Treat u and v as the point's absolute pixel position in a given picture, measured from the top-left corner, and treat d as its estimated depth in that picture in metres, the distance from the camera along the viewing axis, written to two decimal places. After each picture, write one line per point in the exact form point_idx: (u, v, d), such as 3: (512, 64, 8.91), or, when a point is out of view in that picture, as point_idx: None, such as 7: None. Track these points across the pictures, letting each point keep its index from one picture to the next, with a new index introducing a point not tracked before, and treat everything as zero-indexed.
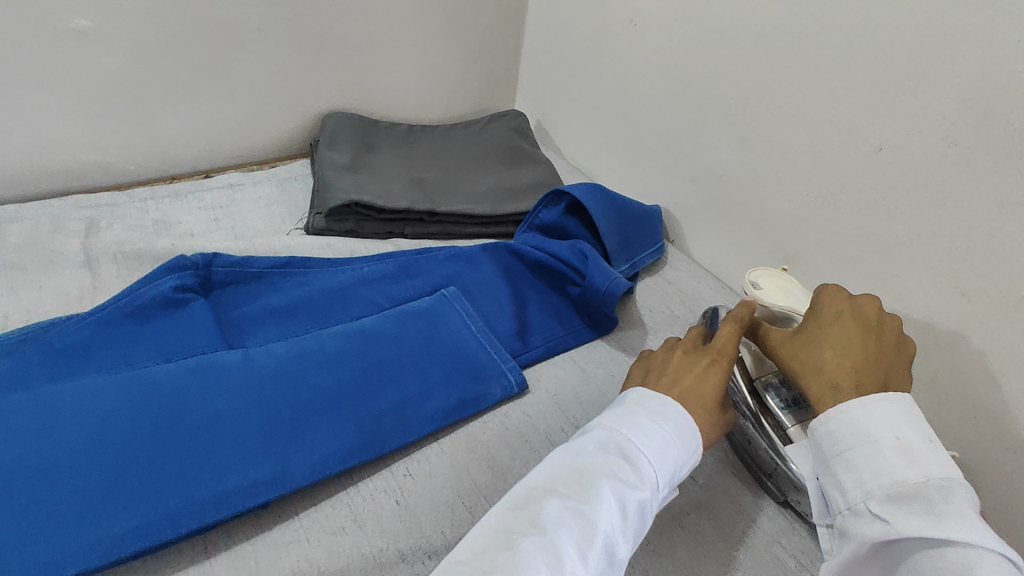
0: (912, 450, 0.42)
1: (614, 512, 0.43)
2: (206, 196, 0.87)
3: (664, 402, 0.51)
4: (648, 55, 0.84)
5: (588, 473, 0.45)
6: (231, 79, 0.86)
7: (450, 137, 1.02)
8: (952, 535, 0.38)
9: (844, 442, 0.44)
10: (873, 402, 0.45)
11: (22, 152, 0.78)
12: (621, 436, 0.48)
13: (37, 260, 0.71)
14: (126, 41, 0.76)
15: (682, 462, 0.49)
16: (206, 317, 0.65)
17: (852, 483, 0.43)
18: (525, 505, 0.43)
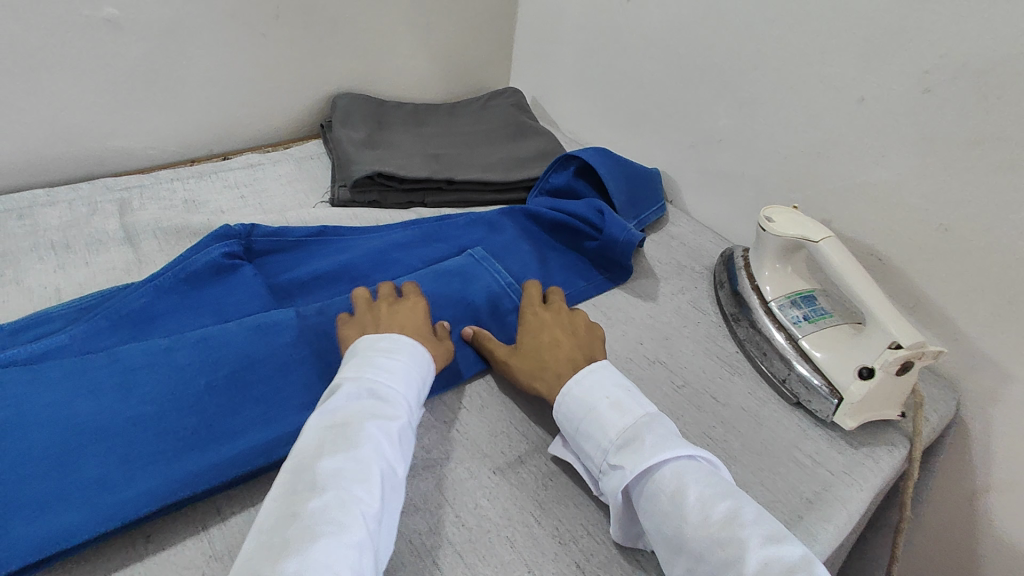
0: (621, 403, 0.54)
1: (378, 447, 0.48)
2: (229, 175, 0.90)
3: (396, 342, 0.58)
4: (648, 31, 0.92)
5: (347, 424, 0.49)
6: (249, 62, 0.91)
7: (455, 115, 1.07)
8: (660, 454, 0.49)
9: (575, 415, 0.55)
10: (584, 375, 0.57)
11: (55, 136, 0.81)
12: (366, 380, 0.53)
13: (83, 239, 0.75)
14: (153, 26, 0.81)
15: (418, 387, 0.57)
16: (256, 282, 0.69)
17: (592, 446, 0.53)
18: (305, 468, 0.46)
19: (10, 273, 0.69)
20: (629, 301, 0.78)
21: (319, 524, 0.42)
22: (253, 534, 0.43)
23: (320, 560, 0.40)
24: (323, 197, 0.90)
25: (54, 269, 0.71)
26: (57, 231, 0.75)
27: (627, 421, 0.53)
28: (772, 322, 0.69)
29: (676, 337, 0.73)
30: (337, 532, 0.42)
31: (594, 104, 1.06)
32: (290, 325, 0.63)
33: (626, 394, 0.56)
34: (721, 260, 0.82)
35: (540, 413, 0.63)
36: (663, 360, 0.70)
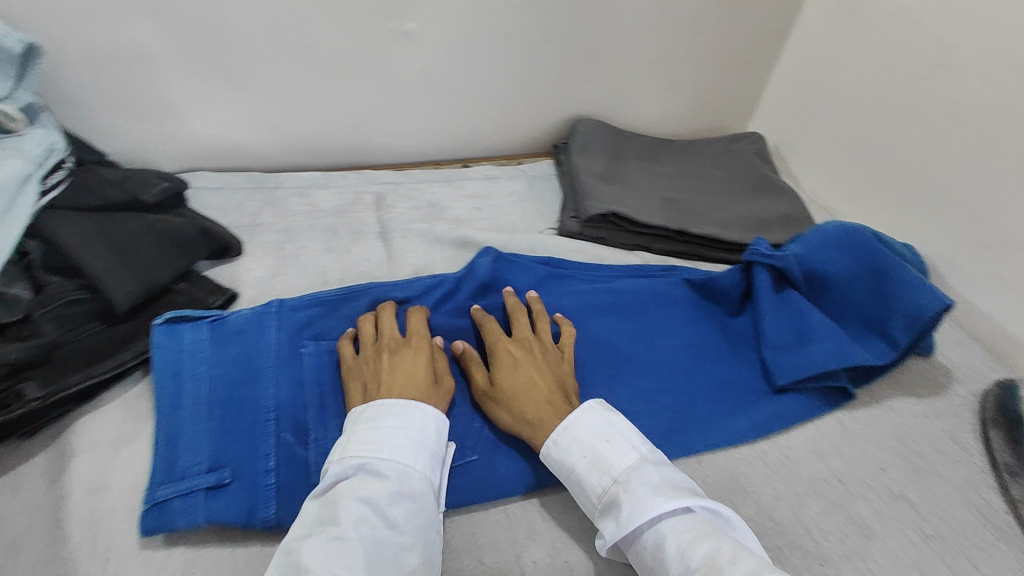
0: (596, 457, 0.53)
1: (360, 524, 0.46)
2: (469, 184, 0.95)
3: (377, 409, 0.54)
4: (954, 103, 0.78)
5: (332, 503, 0.48)
6: (508, 83, 0.94)
7: (691, 154, 1.02)
8: (648, 515, 0.48)
9: (558, 470, 0.55)
10: (567, 429, 0.55)
11: (338, 128, 0.92)
12: (346, 455, 0.51)
13: (347, 228, 0.84)
14: (442, 42, 0.86)
15: (427, 446, 0.53)
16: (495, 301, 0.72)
17: (590, 502, 0.52)
18: (291, 552, 0.45)
19: (290, 250, 0.79)
20: (872, 414, 0.68)
21: None
22: None
23: None
24: (551, 223, 0.91)
25: (325, 251, 0.80)
26: (329, 216, 0.85)
27: (609, 482, 0.51)
28: None
29: (929, 475, 0.63)
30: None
31: (855, 169, 0.95)
32: None
33: (584, 435, 0.54)
34: (996, 392, 0.70)
35: (761, 521, 0.58)
36: (911, 497, 0.61)
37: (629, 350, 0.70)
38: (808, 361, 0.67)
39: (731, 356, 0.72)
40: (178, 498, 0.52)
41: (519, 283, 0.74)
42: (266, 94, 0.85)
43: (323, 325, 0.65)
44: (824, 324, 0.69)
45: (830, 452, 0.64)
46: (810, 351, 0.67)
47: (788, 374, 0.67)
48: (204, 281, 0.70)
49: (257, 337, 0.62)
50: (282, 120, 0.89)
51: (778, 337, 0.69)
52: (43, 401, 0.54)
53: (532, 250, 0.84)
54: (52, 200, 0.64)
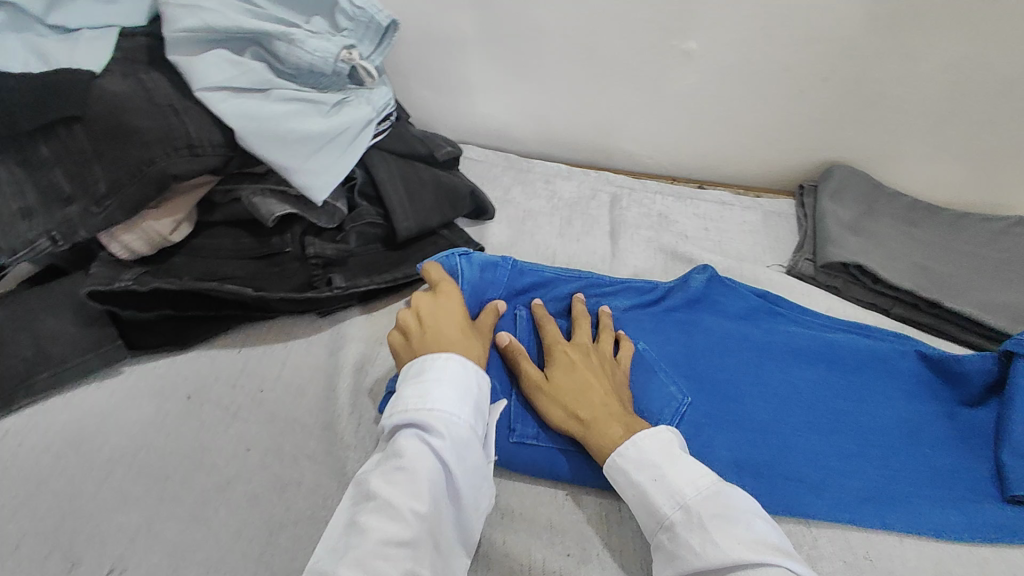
0: (665, 480, 0.50)
1: (421, 460, 0.48)
2: (702, 205, 0.96)
3: (426, 363, 0.53)
4: None
5: (393, 442, 0.50)
6: (769, 115, 0.94)
7: (960, 227, 0.91)
8: (722, 554, 0.45)
9: (621, 489, 0.53)
10: (633, 442, 0.53)
11: (593, 128, 1.00)
12: (397, 395, 0.52)
13: (581, 219, 0.91)
14: (717, 66, 0.89)
15: (475, 390, 0.53)
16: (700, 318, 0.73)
17: (656, 526, 0.50)
18: (361, 483, 0.48)
19: (529, 225, 0.89)
20: None
21: (372, 524, 0.45)
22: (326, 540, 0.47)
23: (373, 556, 0.44)
24: (779, 259, 0.89)
25: (558, 235, 0.89)
26: (568, 205, 0.93)
27: (674, 514, 0.49)
28: None
29: None
30: (389, 527, 0.45)
31: None
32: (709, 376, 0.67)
33: (659, 460, 0.51)
34: None
35: None
36: None
37: (836, 405, 0.66)
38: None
39: (956, 448, 0.64)
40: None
41: (731, 308, 0.74)
42: (543, 88, 0.96)
43: (539, 296, 0.72)
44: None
45: None
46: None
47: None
48: (461, 232, 0.82)
49: (482, 288, 0.69)
50: (548, 112, 1.00)
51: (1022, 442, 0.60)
52: (342, 292, 0.70)
53: (755, 281, 0.83)
54: (377, 143, 0.79)
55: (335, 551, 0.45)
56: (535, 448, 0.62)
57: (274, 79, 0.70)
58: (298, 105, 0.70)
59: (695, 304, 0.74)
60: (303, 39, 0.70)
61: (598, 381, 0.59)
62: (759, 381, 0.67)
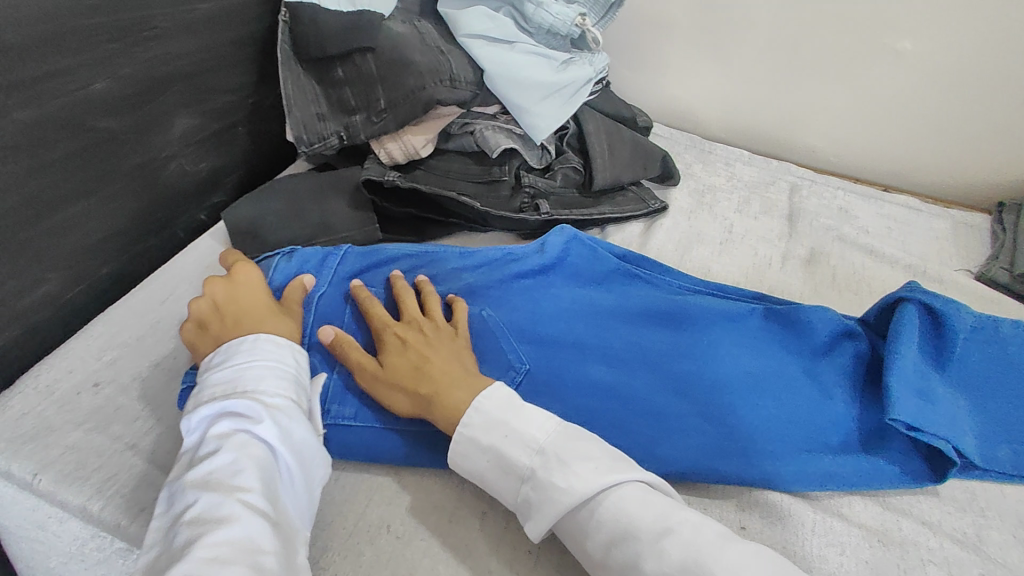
0: (513, 436, 0.53)
1: (237, 445, 0.48)
2: (887, 206, 0.96)
3: (247, 341, 0.54)
4: None
5: (203, 441, 0.49)
6: (975, 125, 0.91)
7: None
8: (590, 486, 0.49)
9: (465, 465, 0.54)
10: (463, 414, 0.54)
11: (779, 120, 1.03)
12: (204, 393, 0.51)
13: (760, 200, 0.95)
14: (928, 67, 0.89)
15: (286, 366, 0.54)
16: (624, 290, 0.72)
17: (512, 487, 0.52)
18: (174, 495, 0.46)
19: (708, 198, 0.94)
20: None
21: (206, 517, 0.43)
22: (142, 566, 0.43)
23: (214, 541, 0.42)
24: (968, 265, 0.87)
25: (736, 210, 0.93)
26: (748, 187, 0.97)
27: (534, 469, 0.51)
28: None
29: None
30: (217, 516, 0.43)
31: None
32: (636, 361, 0.65)
33: (502, 415, 0.54)
34: None
35: None
36: None
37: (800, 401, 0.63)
38: (930, 419, 0.58)
39: (824, 405, 0.63)
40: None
41: (589, 274, 0.73)
42: (735, 75, 1.01)
43: (380, 272, 0.69)
44: (945, 389, 0.62)
45: None
46: (933, 411, 0.59)
47: (912, 418, 0.57)
48: (648, 190, 0.90)
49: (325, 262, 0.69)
50: (736, 100, 1.04)
51: (908, 379, 0.59)
52: (544, 218, 0.80)
53: (940, 281, 0.82)
54: (589, 102, 0.89)
55: (167, 559, 0.42)
56: (351, 430, 0.60)
57: (518, 35, 0.83)
58: (534, 58, 0.83)
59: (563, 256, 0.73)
60: (548, 4, 0.82)
61: (432, 350, 0.59)
62: (612, 330, 0.68)
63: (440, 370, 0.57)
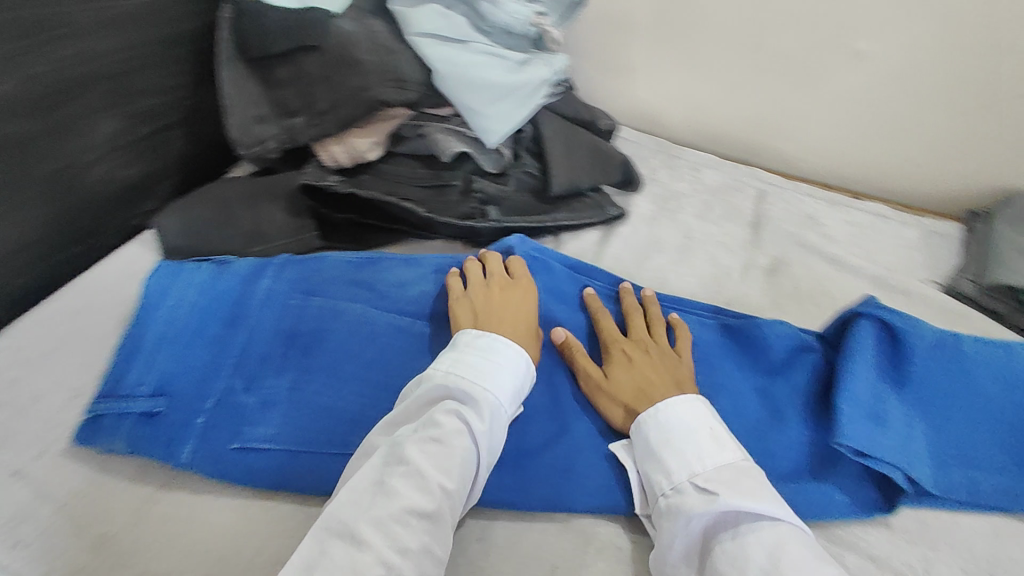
0: (713, 438, 0.53)
1: (459, 432, 0.50)
2: (856, 213, 0.93)
3: (489, 339, 0.57)
4: None
5: (424, 419, 0.51)
6: (941, 128, 0.90)
7: None
8: (756, 512, 0.47)
9: (644, 445, 0.55)
10: (676, 411, 0.55)
11: (747, 123, 1.01)
12: (438, 364, 0.55)
13: (725, 208, 0.92)
14: (889, 69, 0.88)
15: (519, 387, 0.56)
16: (578, 305, 0.69)
17: (666, 475, 0.53)
18: (392, 449, 0.49)
19: (672, 204, 0.91)
20: None
21: (392, 502, 0.45)
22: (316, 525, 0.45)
23: (398, 541, 0.44)
24: (935, 276, 0.84)
25: (700, 218, 0.90)
26: (713, 193, 0.95)
27: (686, 480, 0.51)
28: None
29: None
30: (420, 500, 0.46)
31: None
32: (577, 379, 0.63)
33: (695, 438, 0.53)
34: None
35: None
36: None
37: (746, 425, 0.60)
38: (881, 446, 0.56)
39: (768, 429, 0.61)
40: (112, 415, 0.55)
41: (540, 286, 0.70)
42: (701, 78, 0.99)
43: (317, 275, 0.67)
44: (902, 414, 0.59)
45: None
46: (884, 437, 0.57)
47: (863, 445, 0.56)
48: (608, 197, 0.87)
49: (249, 286, 0.64)
50: (706, 103, 1.02)
51: (862, 405, 0.57)
52: (493, 224, 0.76)
53: (904, 293, 0.79)
54: (547, 104, 0.85)
55: (340, 512, 0.45)
56: (262, 454, 0.54)
57: (473, 34, 0.80)
58: (488, 58, 0.79)
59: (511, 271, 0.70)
60: (505, 2, 0.78)
61: (657, 373, 0.60)
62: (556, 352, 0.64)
63: (661, 379, 0.59)
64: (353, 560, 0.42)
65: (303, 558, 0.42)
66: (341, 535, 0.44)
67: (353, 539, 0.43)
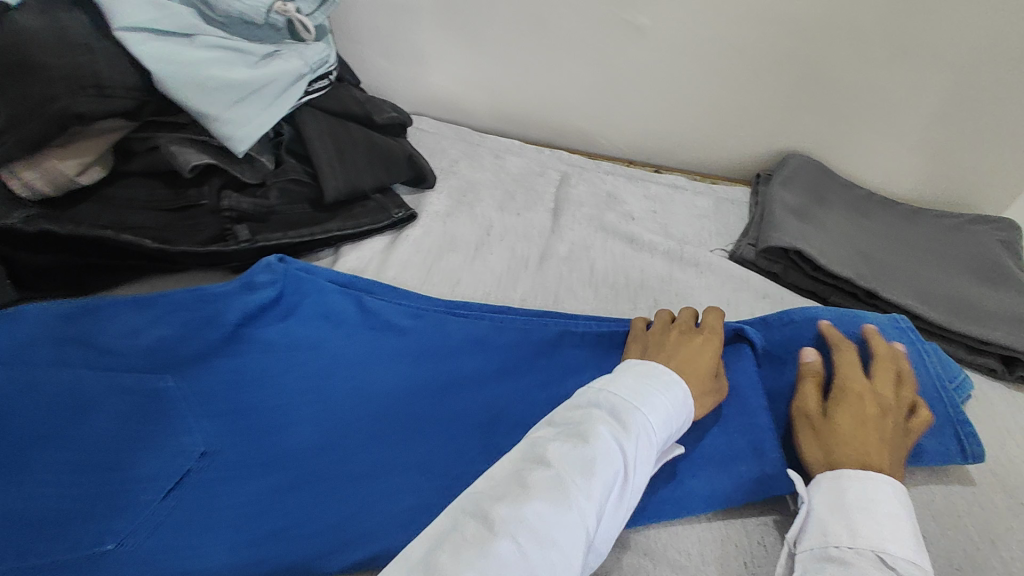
0: (905, 534, 0.44)
1: (611, 458, 0.44)
2: (653, 187, 0.93)
3: (655, 369, 0.51)
4: None
5: (581, 429, 0.45)
6: (723, 98, 0.91)
7: (914, 219, 0.89)
8: None
9: (834, 498, 0.47)
10: (896, 490, 0.46)
11: (546, 105, 0.98)
12: (605, 387, 0.49)
13: (526, 195, 0.89)
14: (667, 43, 0.86)
15: (676, 422, 0.49)
16: (355, 326, 0.61)
17: (842, 533, 0.45)
18: (537, 455, 0.44)
19: (470, 197, 0.86)
20: None
21: (513, 531, 0.39)
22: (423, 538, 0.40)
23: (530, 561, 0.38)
24: (724, 243, 0.87)
25: (498, 209, 0.85)
26: (514, 180, 0.91)
27: (866, 549, 0.43)
28: None
29: None
30: (552, 509, 0.40)
31: None
32: (342, 413, 0.55)
33: (887, 523, 0.44)
34: None
35: None
36: None
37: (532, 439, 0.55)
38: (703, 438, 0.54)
39: None
40: None
41: (306, 311, 0.61)
42: (492, 60, 0.94)
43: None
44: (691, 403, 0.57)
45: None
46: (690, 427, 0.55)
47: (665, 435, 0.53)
48: (395, 197, 0.80)
49: None
50: (504, 86, 0.97)
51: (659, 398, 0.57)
52: (248, 244, 0.69)
53: (695, 263, 0.80)
54: (311, 101, 0.77)
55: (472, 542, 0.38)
56: None
57: (201, 24, 0.66)
58: (225, 53, 0.67)
59: (277, 298, 0.61)
60: None
61: (893, 444, 0.51)
62: (324, 385, 0.56)
63: (893, 463, 0.49)
64: (481, 537, 0.38)
65: (435, 531, 0.40)
66: (474, 517, 0.40)
67: (484, 522, 0.39)
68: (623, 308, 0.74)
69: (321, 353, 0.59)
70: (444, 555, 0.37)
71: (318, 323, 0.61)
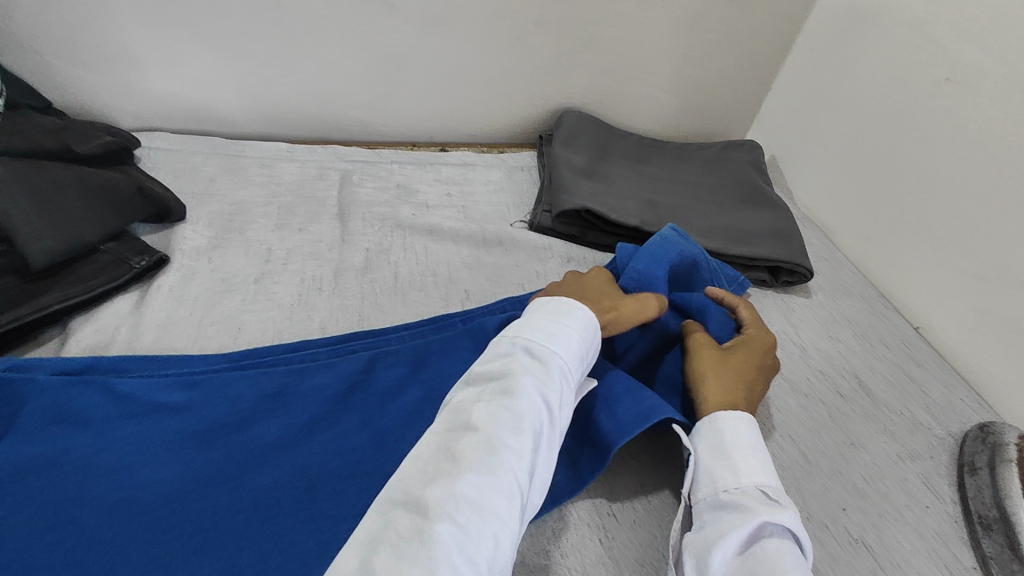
0: (765, 465, 0.48)
1: (537, 405, 0.43)
2: (443, 169, 0.89)
3: (565, 304, 0.52)
4: (970, 113, 0.72)
5: (506, 383, 0.44)
6: (493, 66, 0.89)
7: (682, 157, 0.97)
8: (779, 514, 0.44)
9: (716, 441, 0.50)
10: (755, 428, 0.51)
11: (307, 97, 0.87)
12: (519, 338, 0.48)
13: (305, 204, 0.79)
14: (422, 17, 0.80)
15: (585, 358, 0.50)
16: (106, 414, 0.50)
17: (726, 474, 0.48)
18: (462, 422, 0.42)
19: (238, 222, 0.74)
20: (840, 448, 0.64)
21: (454, 509, 0.35)
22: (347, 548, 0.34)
23: (473, 532, 0.35)
24: (522, 215, 0.86)
25: (274, 228, 0.74)
26: (288, 190, 0.80)
27: (748, 486, 0.47)
28: (995, 512, 0.57)
29: (893, 519, 0.59)
30: (486, 475, 0.38)
31: (852, 186, 0.90)
32: (125, 521, 0.44)
33: (756, 456, 0.49)
34: (978, 434, 0.65)
35: None
36: (870, 542, 0.57)
37: (354, 491, 0.49)
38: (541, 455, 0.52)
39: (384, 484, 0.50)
40: None
41: (27, 421, 0.48)
42: (226, 56, 0.80)
43: None
44: None
45: (786, 483, 0.60)
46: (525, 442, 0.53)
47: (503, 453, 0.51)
48: (136, 241, 0.66)
49: None
50: (252, 83, 0.84)
51: None
52: None
53: (499, 243, 0.79)
54: None
55: (416, 533, 0.34)
56: None
57: None
58: None
59: None
60: None
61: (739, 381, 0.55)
62: (86, 506, 0.45)
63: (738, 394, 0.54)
64: (416, 528, 0.34)
65: (366, 532, 0.35)
66: (406, 506, 0.36)
67: (419, 510, 0.35)
68: (435, 308, 0.69)
69: (65, 464, 0.47)
70: (381, 559, 0.33)
71: (47, 428, 0.48)
